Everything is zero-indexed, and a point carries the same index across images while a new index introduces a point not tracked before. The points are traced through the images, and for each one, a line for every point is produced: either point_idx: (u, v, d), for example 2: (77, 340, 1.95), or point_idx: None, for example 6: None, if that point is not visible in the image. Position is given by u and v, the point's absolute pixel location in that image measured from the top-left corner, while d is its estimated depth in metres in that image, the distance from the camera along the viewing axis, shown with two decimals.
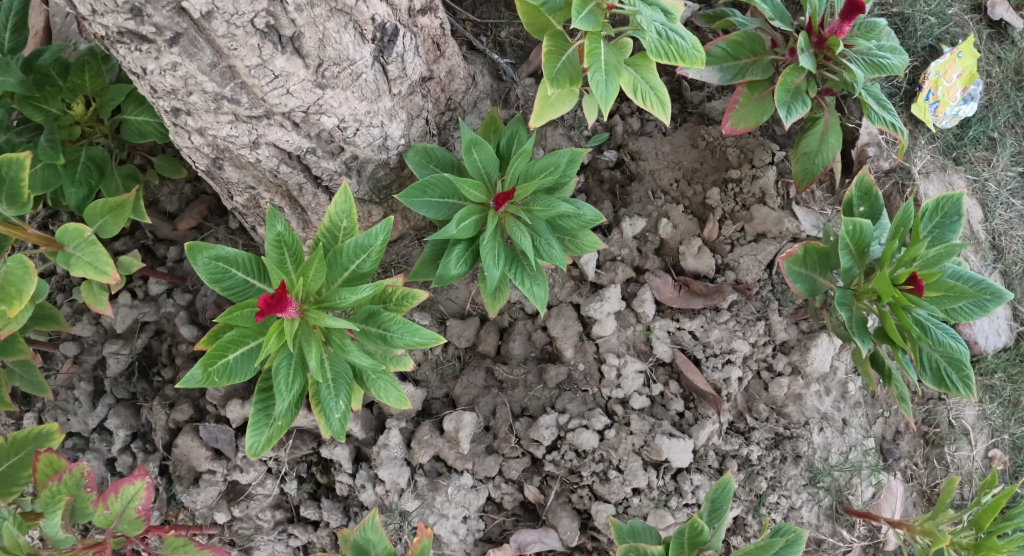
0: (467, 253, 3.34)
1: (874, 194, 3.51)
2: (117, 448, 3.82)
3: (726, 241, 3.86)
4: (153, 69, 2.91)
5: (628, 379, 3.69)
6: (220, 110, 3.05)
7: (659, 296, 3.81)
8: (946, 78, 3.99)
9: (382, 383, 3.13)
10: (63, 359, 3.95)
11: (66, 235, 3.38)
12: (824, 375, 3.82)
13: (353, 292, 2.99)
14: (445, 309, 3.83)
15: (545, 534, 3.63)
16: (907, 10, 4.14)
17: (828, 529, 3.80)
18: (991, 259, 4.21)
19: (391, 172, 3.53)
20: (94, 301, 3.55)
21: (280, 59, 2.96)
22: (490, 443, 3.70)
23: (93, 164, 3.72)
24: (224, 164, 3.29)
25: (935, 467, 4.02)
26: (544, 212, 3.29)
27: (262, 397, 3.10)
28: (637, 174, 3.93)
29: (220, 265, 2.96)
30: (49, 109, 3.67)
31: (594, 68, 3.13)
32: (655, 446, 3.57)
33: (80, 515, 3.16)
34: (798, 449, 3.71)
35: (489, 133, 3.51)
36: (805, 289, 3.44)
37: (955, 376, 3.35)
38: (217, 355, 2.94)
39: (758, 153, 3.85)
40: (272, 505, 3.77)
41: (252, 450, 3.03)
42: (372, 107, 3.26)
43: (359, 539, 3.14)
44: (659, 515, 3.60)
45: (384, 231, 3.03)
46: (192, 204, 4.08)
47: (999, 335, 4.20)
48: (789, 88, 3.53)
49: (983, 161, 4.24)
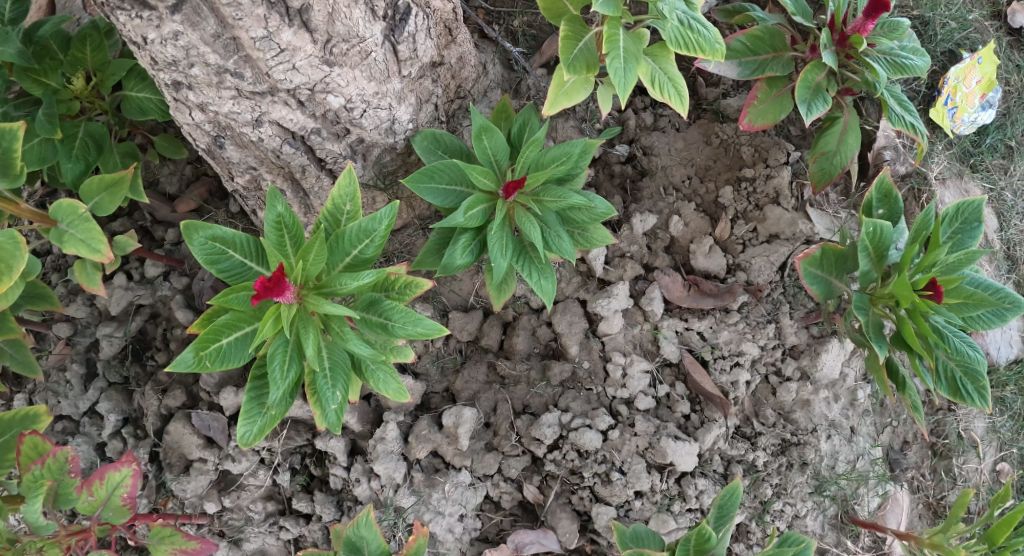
0: (474, 243, 3.23)
1: (894, 197, 3.42)
2: (107, 433, 3.78)
3: (738, 241, 3.75)
4: (154, 38, 2.79)
5: (633, 379, 3.59)
6: (223, 85, 2.95)
7: (668, 295, 3.69)
8: (965, 84, 3.85)
9: (382, 374, 3.00)
10: (56, 340, 3.90)
11: (60, 210, 3.29)
12: (834, 381, 3.72)
13: (354, 279, 2.87)
14: (448, 301, 3.72)
15: (544, 535, 3.53)
16: (928, 13, 4.03)
17: (832, 539, 3.69)
18: (1005, 269, 4.10)
19: (397, 157, 3.43)
20: (87, 281, 3.45)
21: (287, 33, 2.85)
22: (490, 440, 3.60)
23: (92, 140, 3.63)
24: (225, 143, 3.19)
25: (943, 479, 3.91)
26: (555, 203, 3.19)
27: (256, 384, 2.95)
28: (649, 170, 3.83)
29: (216, 246, 2.85)
30: (49, 83, 3.58)
31: (613, 56, 3.06)
32: (660, 449, 3.46)
33: (63, 500, 3.07)
34: (806, 456, 3.60)
35: (500, 120, 3.42)
36: (820, 292, 3.34)
37: (970, 386, 3.27)
38: (210, 340, 2.80)
39: (773, 153, 3.75)
40: (264, 496, 3.68)
41: (243, 440, 2.90)
42: (381, 88, 3.15)
43: (352, 537, 3.02)
44: (661, 520, 3.49)
45: (388, 215, 2.90)
46: (192, 186, 3.99)
47: (1010, 346, 4.08)
48: (810, 85, 3.45)
49: (999, 169, 4.13)
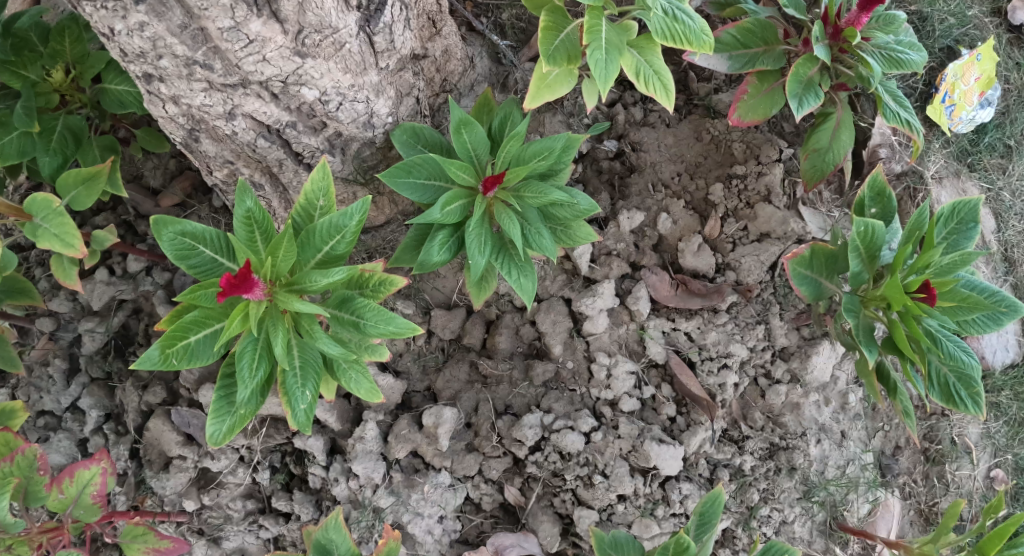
0: (452, 239, 3.16)
1: (887, 195, 3.32)
2: (88, 429, 3.75)
3: (727, 240, 3.66)
4: (121, 29, 2.73)
5: (617, 380, 3.52)
6: (193, 77, 2.88)
7: (655, 294, 3.61)
8: (964, 82, 3.75)
9: (354, 374, 2.93)
10: (39, 335, 3.87)
11: (35, 204, 3.23)
12: (824, 384, 3.63)
13: (325, 276, 2.80)
14: (431, 299, 3.65)
15: (524, 538, 3.47)
16: (926, 9, 3.92)
17: (821, 545, 3.61)
18: (1002, 271, 4.00)
19: (377, 151, 3.37)
20: (64, 275, 3.40)
21: (255, 23, 2.78)
22: (471, 441, 3.53)
23: (70, 133, 3.57)
24: (201, 136, 3.13)
25: (935, 486, 3.82)
26: (536, 199, 3.12)
27: (225, 382, 2.89)
28: (637, 166, 3.74)
29: (186, 241, 2.80)
30: (28, 75, 3.53)
31: (594, 46, 2.98)
32: (644, 452, 3.38)
33: (33, 498, 3.02)
34: (794, 460, 3.51)
35: (482, 114, 3.35)
36: (809, 292, 3.24)
37: (964, 392, 3.15)
38: (178, 337, 2.74)
39: (765, 149, 3.65)
40: (244, 494, 3.63)
41: (212, 440, 2.83)
42: (357, 80, 3.08)
43: (321, 540, 2.95)
44: (644, 525, 3.42)
45: (361, 210, 2.83)
46: (175, 180, 3.95)
47: (1006, 350, 3.97)
48: (801, 80, 3.35)
49: (997, 169, 4.02)
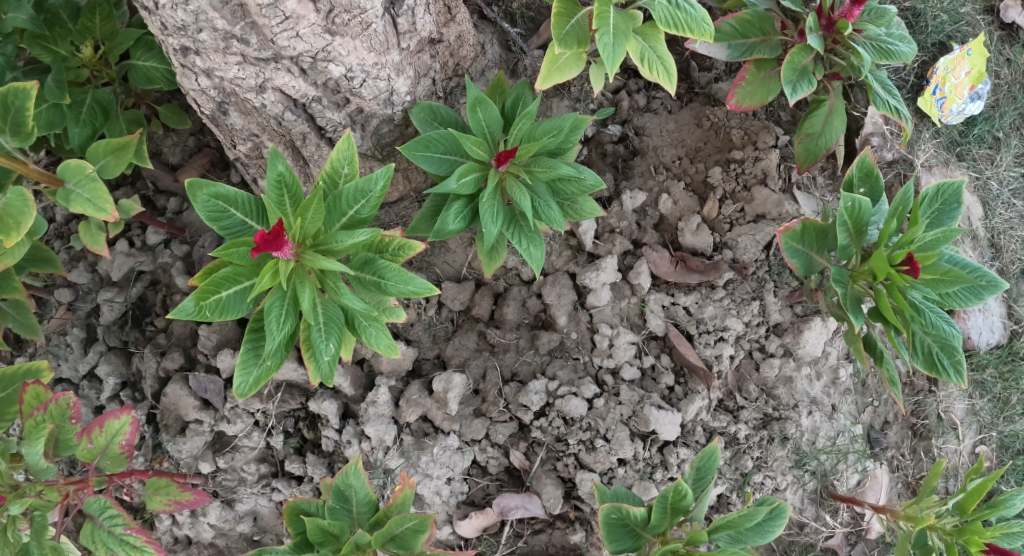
0: (466, 210, 3.33)
1: (875, 176, 3.52)
2: (106, 396, 3.87)
3: (725, 221, 3.84)
4: (164, 3, 2.91)
5: (619, 350, 3.69)
6: (229, 51, 3.05)
7: (656, 270, 3.80)
8: (954, 75, 3.97)
9: (374, 330, 3.09)
10: (57, 306, 4.03)
11: (67, 170, 3.38)
12: (817, 359, 3.80)
13: (350, 236, 2.97)
14: (441, 272, 3.83)
15: (528, 500, 3.65)
16: (919, 6, 4.13)
17: (812, 513, 3.79)
18: (988, 256, 4.20)
19: (395, 129, 3.55)
20: (92, 242, 3.55)
21: (291, 1, 2.95)
22: (479, 406, 3.69)
23: (99, 106, 3.73)
24: (229, 109, 3.30)
25: (921, 459, 4.02)
26: (545, 173, 3.30)
27: (252, 336, 3.04)
28: (640, 150, 3.94)
29: (219, 203, 2.95)
30: (58, 51, 3.67)
31: (603, 31, 3.18)
32: (643, 417, 3.56)
33: (63, 447, 3.16)
34: (786, 430, 3.69)
35: (494, 95, 3.54)
36: (801, 265, 3.43)
37: (946, 361, 3.33)
38: (211, 291, 2.89)
39: (762, 136, 3.83)
40: (257, 458, 3.78)
41: (239, 390, 2.98)
42: (380, 59, 3.26)
43: (340, 485, 3.10)
44: (643, 487, 3.59)
45: (384, 177, 3.00)
46: (195, 156, 4.10)
47: (992, 332, 4.17)
48: (796, 68, 3.54)
49: (985, 159, 4.22)
